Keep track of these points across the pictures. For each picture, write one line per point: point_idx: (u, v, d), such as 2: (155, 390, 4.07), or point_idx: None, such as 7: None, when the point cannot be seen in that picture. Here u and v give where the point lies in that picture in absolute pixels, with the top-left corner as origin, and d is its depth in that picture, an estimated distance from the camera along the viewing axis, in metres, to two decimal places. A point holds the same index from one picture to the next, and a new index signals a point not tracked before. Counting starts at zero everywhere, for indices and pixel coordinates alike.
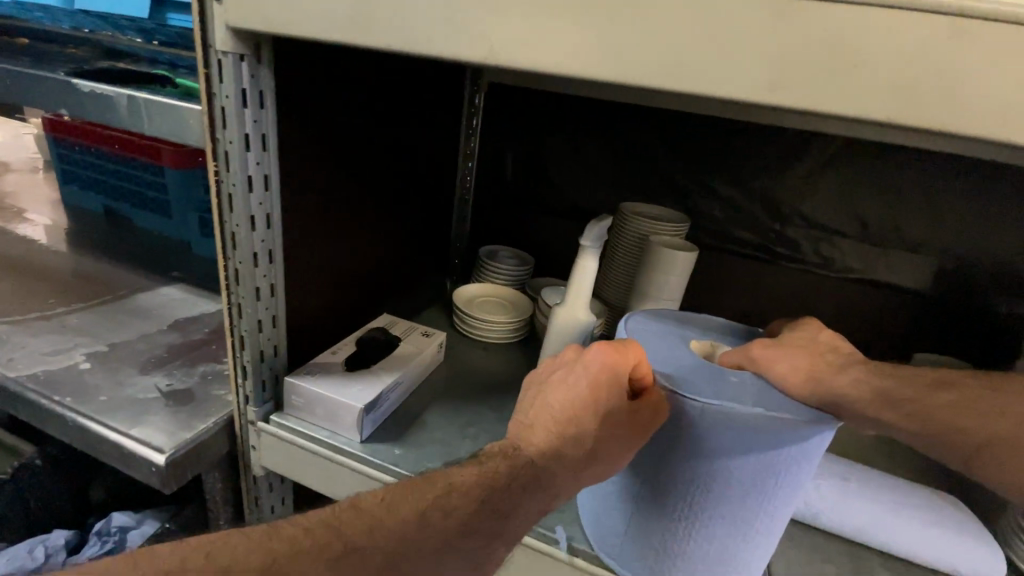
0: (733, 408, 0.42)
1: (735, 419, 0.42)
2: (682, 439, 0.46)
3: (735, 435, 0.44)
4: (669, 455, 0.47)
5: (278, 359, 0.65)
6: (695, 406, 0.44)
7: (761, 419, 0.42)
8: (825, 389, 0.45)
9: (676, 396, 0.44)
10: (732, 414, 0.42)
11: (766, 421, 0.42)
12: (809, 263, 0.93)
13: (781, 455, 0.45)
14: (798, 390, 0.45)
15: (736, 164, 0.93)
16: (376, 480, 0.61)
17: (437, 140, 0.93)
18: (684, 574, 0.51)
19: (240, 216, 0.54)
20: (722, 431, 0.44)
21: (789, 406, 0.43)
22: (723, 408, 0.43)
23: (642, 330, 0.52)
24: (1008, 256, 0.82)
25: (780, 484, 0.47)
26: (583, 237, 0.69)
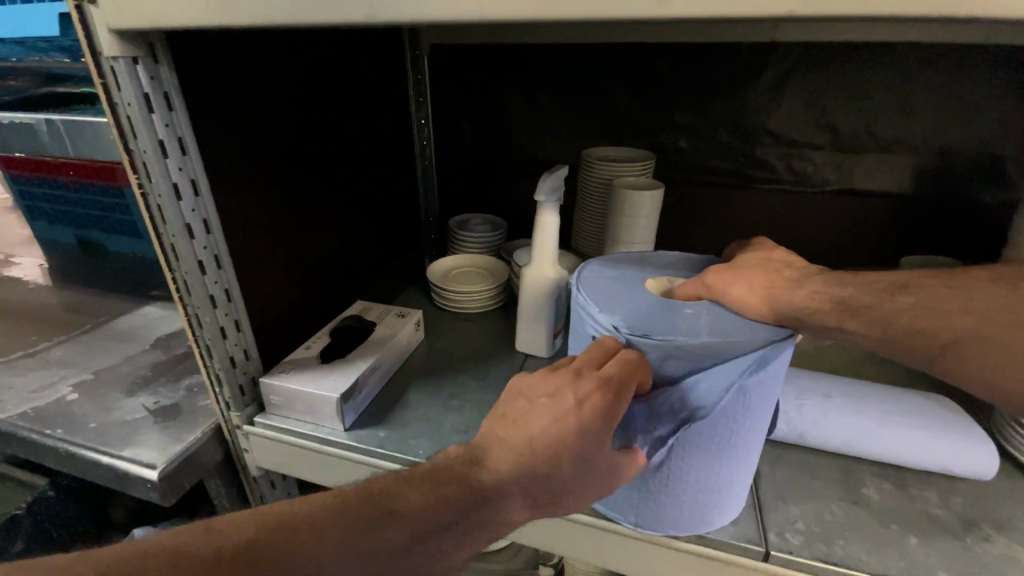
0: (688, 342, 0.40)
1: (695, 349, 0.40)
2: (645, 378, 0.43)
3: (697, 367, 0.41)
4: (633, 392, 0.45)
5: (251, 363, 0.64)
6: (654, 345, 0.41)
7: (721, 346, 0.40)
8: (780, 310, 0.44)
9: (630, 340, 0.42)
10: (691, 344, 0.40)
11: (726, 349, 0.40)
12: (785, 182, 0.90)
13: (749, 384, 0.42)
14: (754, 313, 0.44)
15: (697, 89, 0.89)
16: (365, 465, 0.61)
17: (385, 115, 0.90)
18: (670, 509, 0.48)
19: (174, 225, 0.53)
20: (684, 365, 0.41)
21: (749, 329, 0.42)
22: (678, 342, 0.40)
23: (599, 277, 0.49)
24: (987, 140, 0.79)
25: (752, 410, 0.44)
26: (537, 192, 0.66)
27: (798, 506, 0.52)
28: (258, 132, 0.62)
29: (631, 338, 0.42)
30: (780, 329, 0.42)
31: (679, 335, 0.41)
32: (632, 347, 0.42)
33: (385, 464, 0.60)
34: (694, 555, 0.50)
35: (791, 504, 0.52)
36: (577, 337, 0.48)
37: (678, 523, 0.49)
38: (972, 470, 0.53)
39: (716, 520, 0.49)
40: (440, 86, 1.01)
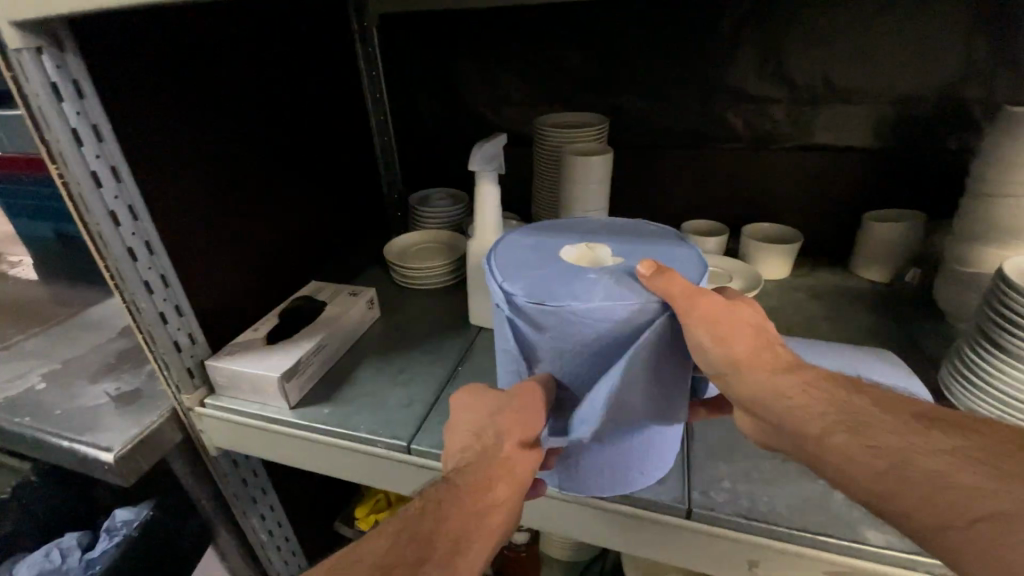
0: (582, 308, 0.39)
1: (588, 315, 0.39)
2: (543, 346, 0.42)
3: (593, 333, 0.40)
4: (536, 362, 0.44)
5: (197, 346, 0.66)
6: (550, 313, 0.40)
7: (613, 310, 0.39)
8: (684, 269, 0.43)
9: (530, 310, 0.41)
10: (584, 310, 0.39)
11: (618, 313, 0.39)
12: (744, 140, 0.88)
13: (651, 353, 0.40)
14: None
15: (651, 47, 0.86)
16: (310, 440, 0.62)
17: (335, 90, 0.89)
18: (592, 477, 0.47)
19: (98, 214, 0.53)
20: (579, 332, 0.40)
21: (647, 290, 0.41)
22: (572, 309, 0.40)
23: (512, 247, 0.48)
24: (949, 84, 0.75)
25: (661, 380, 0.42)
26: (470, 162, 0.65)
27: (727, 464, 0.52)
28: (187, 114, 0.62)
29: (527, 306, 0.41)
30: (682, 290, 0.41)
31: (573, 300, 0.40)
32: (530, 315, 0.41)
33: (330, 439, 0.61)
34: (623, 516, 0.50)
35: (721, 463, 0.52)
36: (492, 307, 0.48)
37: (602, 488, 0.48)
38: None
39: (640, 484, 0.49)
40: (394, 59, 1.00)
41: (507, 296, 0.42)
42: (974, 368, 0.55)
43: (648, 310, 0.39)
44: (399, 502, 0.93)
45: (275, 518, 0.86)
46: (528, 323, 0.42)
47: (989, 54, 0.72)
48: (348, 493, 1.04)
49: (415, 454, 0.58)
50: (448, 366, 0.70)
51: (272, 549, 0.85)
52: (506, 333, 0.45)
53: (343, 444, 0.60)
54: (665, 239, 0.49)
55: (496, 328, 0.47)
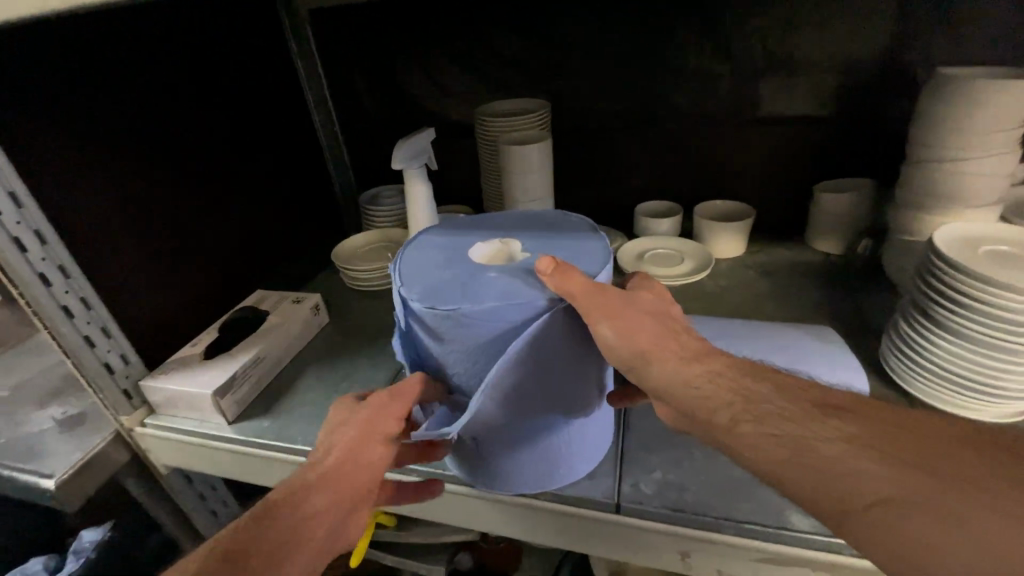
0: (473, 311, 0.38)
1: (481, 316, 0.38)
2: (445, 349, 0.41)
3: (488, 334, 0.39)
4: (442, 365, 0.43)
5: (132, 367, 0.64)
6: (444, 317, 0.39)
7: (504, 310, 0.38)
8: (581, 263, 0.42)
9: (424, 315, 0.40)
10: (479, 311, 0.38)
11: (512, 311, 0.38)
12: (690, 117, 0.86)
13: (546, 348, 0.39)
14: None
15: (590, 27, 0.84)
16: (248, 455, 0.61)
17: (269, 92, 0.86)
18: (510, 476, 0.47)
19: (1, 242, 0.52)
20: (476, 333, 0.39)
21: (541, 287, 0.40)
22: (463, 312, 0.38)
23: (419, 248, 0.47)
24: (893, 46, 0.73)
25: (564, 374, 0.41)
26: (394, 159, 0.62)
27: (659, 454, 0.51)
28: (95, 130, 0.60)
29: (423, 310, 0.40)
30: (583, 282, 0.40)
31: (467, 302, 0.39)
32: (427, 320, 0.40)
33: (269, 452, 0.60)
34: (554, 513, 0.49)
35: (652, 453, 0.52)
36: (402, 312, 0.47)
37: (524, 484, 0.48)
38: None
39: (566, 477, 0.48)
40: (332, 55, 0.97)
41: (405, 301, 0.41)
42: (914, 347, 0.53)
43: (542, 307, 0.38)
44: None
45: None
46: (427, 327, 0.41)
47: (927, 13, 0.70)
48: None
49: None
50: (391, 369, 0.68)
51: None
52: (410, 339, 0.44)
53: (282, 457, 0.59)
54: (577, 230, 0.47)
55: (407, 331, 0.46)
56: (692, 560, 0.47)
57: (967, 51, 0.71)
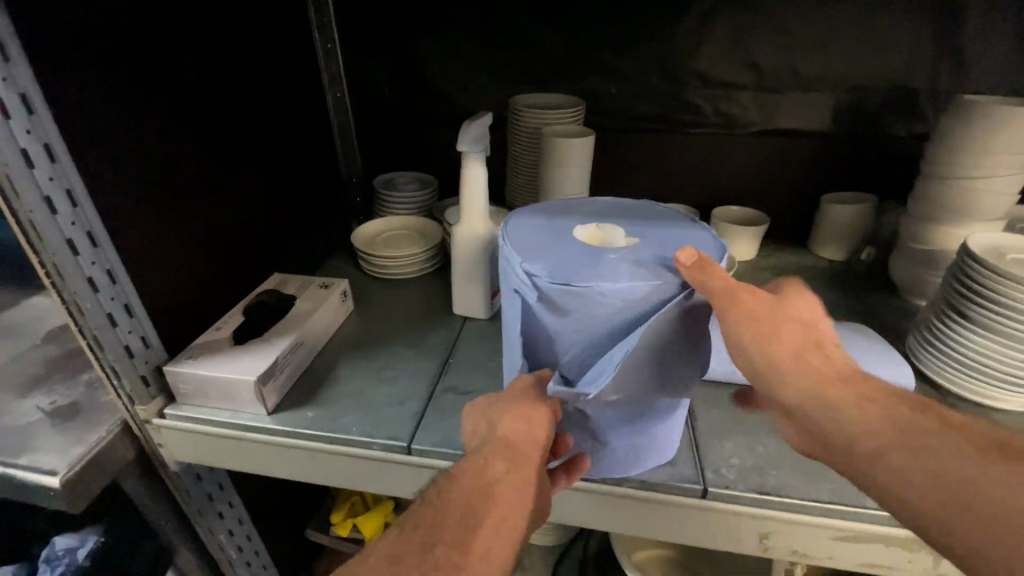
0: (607, 290, 0.39)
1: (615, 295, 0.39)
2: (567, 329, 0.41)
3: (616, 314, 0.40)
4: (556, 345, 0.43)
5: (152, 351, 0.58)
6: (576, 295, 0.39)
7: (637, 290, 0.39)
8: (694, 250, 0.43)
9: (553, 294, 0.40)
10: (613, 290, 0.39)
11: (643, 292, 0.39)
12: (712, 125, 0.90)
13: (666, 329, 0.40)
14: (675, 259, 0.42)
15: (625, 29, 0.86)
16: (293, 448, 0.56)
17: (289, 64, 0.81)
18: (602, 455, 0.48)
19: (30, 199, 0.46)
20: (604, 313, 0.40)
21: (668, 271, 0.41)
22: (596, 291, 0.39)
23: (521, 230, 0.47)
24: (902, 74, 0.81)
25: (680, 359, 0.42)
26: (460, 141, 0.61)
27: (733, 442, 0.53)
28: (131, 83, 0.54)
29: (551, 288, 0.40)
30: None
31: (600, 281, 0.39)
32: (553, 298, 0.40)
33: (315, 445, 0.56)
34: (636, 500, 0.51)
35: (726, 441, 0.54)
36: (504, 291, 0.46)
37: (614, 465, 0.49)
38: None
39: (652, 460, 0.50)
40: (351, 31, 0.92)
41: (529, 278, 0.40)
42: (944, 336, 0.59)
43: (671, 289, 0.39)
44: (377, 503, 0.89)
45: (244, 533, 0.78)
46: (551, 306, 0.41)
47: (932, 46, 0.78)
48: (317, 499, 0.98)
49: (416, 454, 0.54)
50: (438, 358, 0.66)
51: (241, 567, 0.78)
52: (522, 319, 0.43)
53: (335, 449, 0.55)
54: (674, 220, 0.48)
55: (511, 311, 0.46)
56: (771, 541, 0.50)
57: (963, 83, 0.80)
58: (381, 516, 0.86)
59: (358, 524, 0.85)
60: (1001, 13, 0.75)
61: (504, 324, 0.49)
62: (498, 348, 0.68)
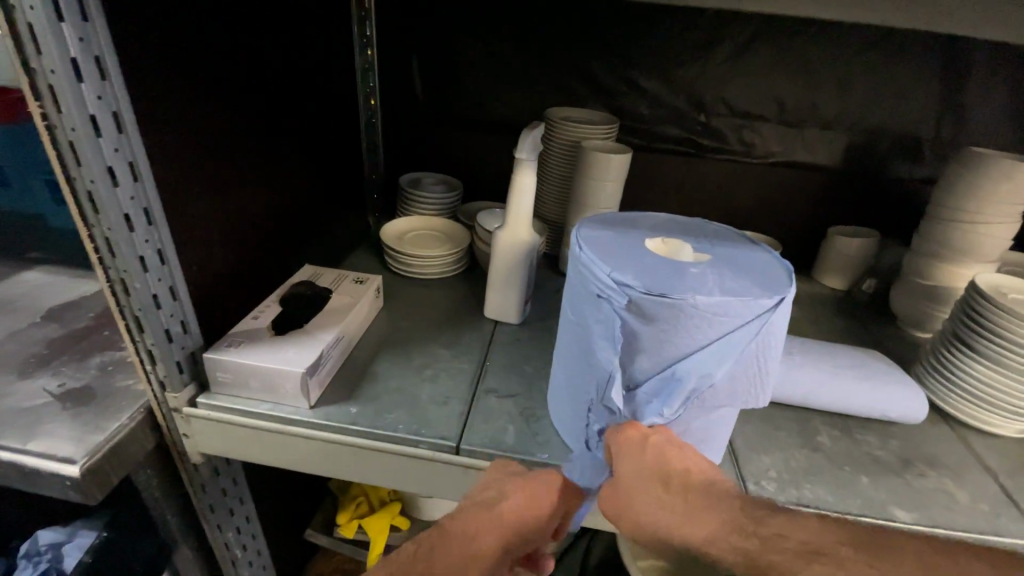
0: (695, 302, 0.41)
1: (705, 307, 0.41)
2: (649, 337, 0.43)
3: (699, 325, 0.42)
4: (634, 354, 0.44)
5: (189, 337, 0.56)
6: (663, 305, 0.41)
7: (722, 304, 0.41)
8: (763, 271, 0.46)
9: (641, 302, 0.42)
10: (703, 302, 0.41)
11: (731, 305, 0.41)
12: (732, 152, 0.94)
13: (743, 342, 0.42)
14: (750, 278, 0.45)
15: (657, 53, 0.89)
16: (336, 444, 0.55)
17: (328, 54, 0.80)
18: None
19: (93, 169, 0.45)
20: (690, 323, 0.42)
21: (746, 288, 0.43)
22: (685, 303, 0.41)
23: (595, 240, 0.49)
24: (909, 121, 0.87)
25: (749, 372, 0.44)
26: (519, 147, 0.63)
27: (769, 456, 0.56)
28: (191, 56, 0.52)
29: (642, 298, 0.42)
30: (777, 280, 0.45)
31: (691, 293, 0.41)
32: (641, 307, 0.42)
33: (360, 441, 0.55)
34: None
35: (760, 454, 0.56)
36: (576, 299, 0.48)
37: None
38: (911, 415, 0.60)
39: None
40: (386, 27, 0.92)
41: (620, 287, 0.42)
42: (954, 366, 0.64)
43: (756, 303, 0.42)
44: (383, 505, 0.87)
45: (250, 532, 0.75)
46: (636, 314, 0.43)
47: (938, 98, 0.85)
48: (314, 499, 0.95)
49: (464, 455, 0.54)
50: (476, 360, 0.66)
51: (243, 566, 0.75)
52: (601, 325, 0.45)
53: (380, 447, 0.54)
54: (732, 239, 0.52)
55: (584, 318, 0.47)
56: None
57: (962, 133, 0.87)
58: (389, 518, 0.85)
59: (364, 525, 0.84)
60: (996, 73, 0.82)
61: (569, 330, 0.50)
62: (533, 354, 0.69)
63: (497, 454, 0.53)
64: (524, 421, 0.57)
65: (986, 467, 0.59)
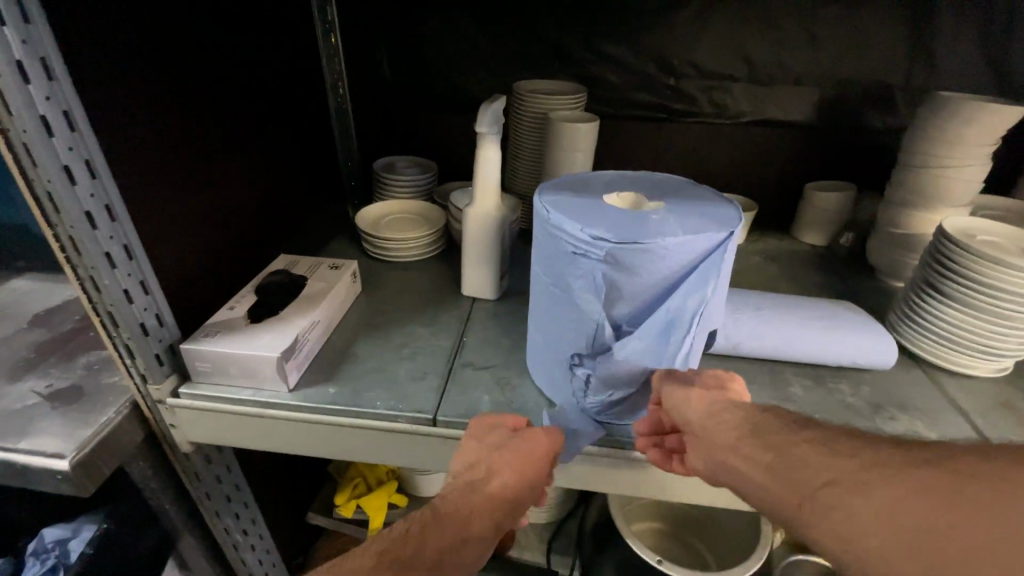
0: (667, 243, 0.43)
1: (675, 247, 0.43)
2: (633, 284, 0.45)
3: (674, 264, 0.44)
4: (616, 301, 0.46)
5: (166, 330, 0.57)
6: (640, 251, 0.43)
7: (691, 241, 0.43)
8: (712, 207, 0.49)
9: (622, 253, 0.43)
10: (675, 242, 0.43)
11: (698, 241, 0.44)
12: (705, 115, 0.94)
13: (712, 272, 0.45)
14: (705, 215, 0.47)
15: (624, 18, 0.88)
16: (317, 424, 0.56)
17: (290, 43, 0.80)
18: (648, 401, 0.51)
19: (50, 168, 0.45)
20: (666, 264, 0.44)
21: (704, 224, 0.45)
22: (659, 245, 0.43)
23: (560, 202, 0.50)
24: (878, 71, 0.87)
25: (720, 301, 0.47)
26: (478, 122, 0.63)
27: None
28: (169, 50, 0.56)
29: (617, 249, 0.43)
30: (727, 211, 0.48)
31: (660, 236, 0.43)
32: (620, 257, 0.43)
33: (339, 420, 0.56)
34: None
35: None
36: (549, 262, 0.49)
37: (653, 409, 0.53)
38: (882, 361, 0.61)
39: None
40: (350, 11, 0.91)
41: (595, 242, 0.43)
42: (923, 312, 0.65)
43: (719, 235, 0.44)
44: (380, 484, 0.90)
45: (249, 517, 0.77)
46: (617, 265, 0.44)
47: (907, 45, 0.84)
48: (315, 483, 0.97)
49: (440, 426, 0.55)
50: (452, 336, 0.67)
51: (246, 550, 0.77)
52: (584, 283, 0.46)
53: (360, 424, 0.56)
54: (682, 184, 0.54)
55: (562, 279, 0.48)
56: None
57: (932, 80, 0.86)
58: (385, 497, 0.88)
59: (362, 504, 0.87)
60: (966, 15, 0.81)
61: (546, 293, 0.51)
62: (511, 326, 0.70)
63: (472, 424, 0.54)
64: (500, 391, 0.58)
65: (958, 407, 0.59)
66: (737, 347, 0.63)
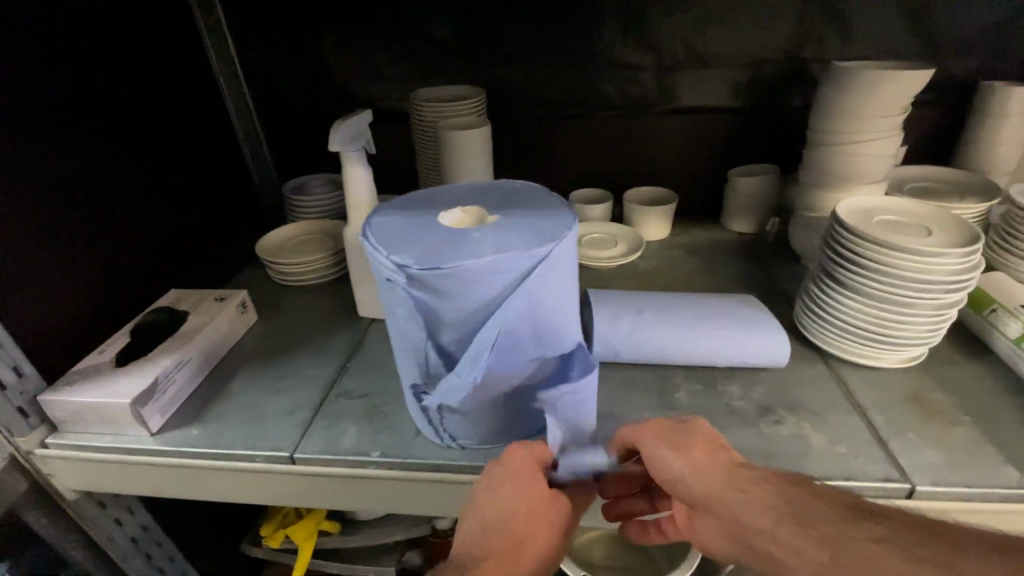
0: (472, 265, 0.40)
1: (482, 268, 0.41)
2: (447, 308, 0.43)
3: (486, 285, 0.42)
4: (437, 327, 0.44)
5: (27, 381, 0.57)
6: (445, 276, 0.41)
7: (500, 262, 0.41)
8: (546, 219, 0.46)
9: (426, 278, 0.41)
10: (480, 264, 0.41)
11: (510, 260, 0.41)
12: (619, 108, 0.90)
13: (534, 291, 0.43)
14: (532, 229, 0.45)
15: (521, 16, 0.85)
16: (180, 467, 0.55)
17: (177, 74, 0.78)
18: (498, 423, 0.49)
19: None
20: (476, 286, 0.41)
21: (524, 240, 0.43)
22: (463, 268, 0.40)
23: (387, 222, 0.47)
24: (790, 47, 0.82)
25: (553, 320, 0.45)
26: (331, 142, 0.60)
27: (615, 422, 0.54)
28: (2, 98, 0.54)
29: (423, 274, 0.41)
30: (562, 220, 0.46)
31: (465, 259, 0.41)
32: (425, 282, 0.41)
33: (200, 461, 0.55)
34: None
35: (607, 422, 0.54)
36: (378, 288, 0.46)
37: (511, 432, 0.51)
38: (771, 359, 0.58)
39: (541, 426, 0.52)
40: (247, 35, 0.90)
41: (399, 268, 0.41)
42: (823, 303, 0.61)
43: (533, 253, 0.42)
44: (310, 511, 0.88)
45: (166, 554, 0.77)
46: (426, 290, 0.42)
47: (817, 18, 0.80)
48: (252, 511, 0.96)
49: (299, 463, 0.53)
50: (336, 362, 0.65)
51: None
52: (402, 309, 0.44)
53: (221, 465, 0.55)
54: (531, 192, 0.52)
55: (388, 306, 0.46)
56: None
57: (848, 51, 0.82)
58: (313, 524, 0.86)
59: (289, 534, 0.85)
60: None
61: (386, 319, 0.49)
62: None
63: (329, 458, 0.53)
64: (368, 420, 0.56)
65: (856, 404, 0.56)
66: (620, 355, 0.60)
